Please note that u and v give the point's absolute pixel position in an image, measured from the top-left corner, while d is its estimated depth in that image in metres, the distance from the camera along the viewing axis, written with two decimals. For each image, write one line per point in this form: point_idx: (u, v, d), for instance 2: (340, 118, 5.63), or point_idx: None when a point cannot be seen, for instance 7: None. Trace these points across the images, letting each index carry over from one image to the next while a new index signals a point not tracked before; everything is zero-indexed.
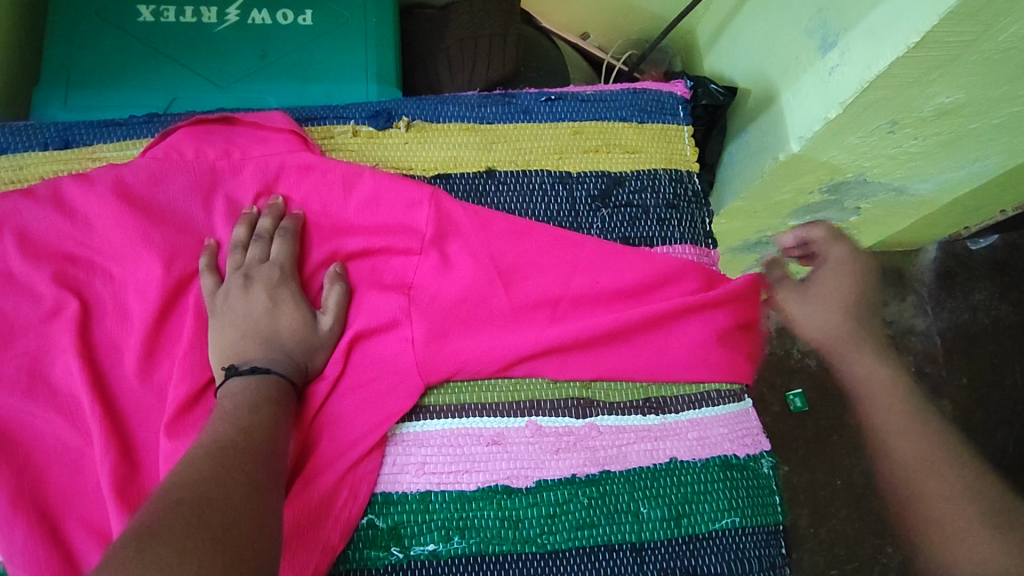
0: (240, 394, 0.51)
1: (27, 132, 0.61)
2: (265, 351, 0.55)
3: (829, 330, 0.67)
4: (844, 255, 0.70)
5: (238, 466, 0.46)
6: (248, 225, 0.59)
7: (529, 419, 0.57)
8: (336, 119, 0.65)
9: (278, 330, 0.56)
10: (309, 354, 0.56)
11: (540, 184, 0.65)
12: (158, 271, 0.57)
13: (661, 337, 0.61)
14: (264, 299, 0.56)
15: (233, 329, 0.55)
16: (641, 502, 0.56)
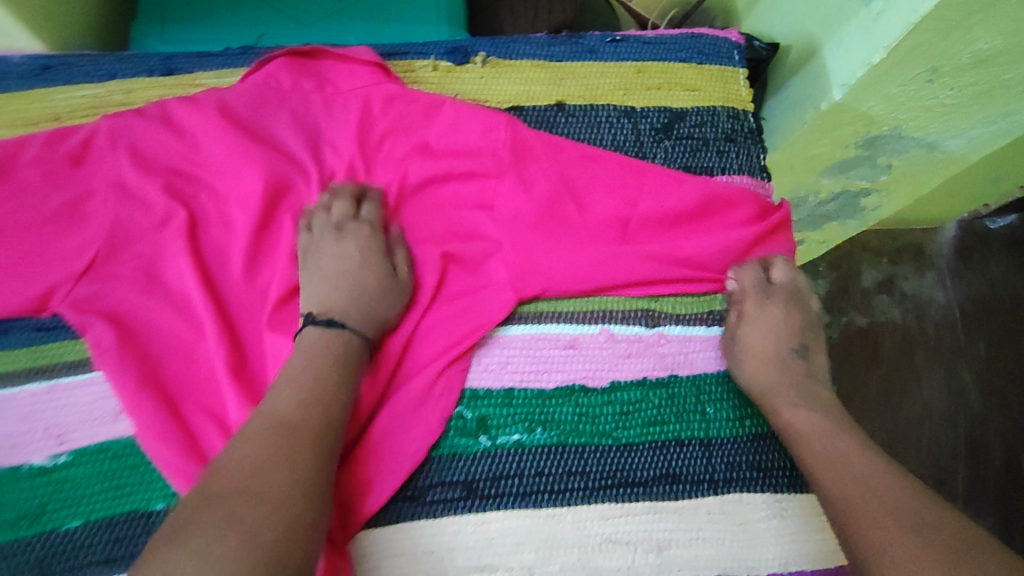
0: (318, 343, 0.54)
1: (132, 61, 0.65)
2: (344, 307, 0.57)
3: (757, 379, 0.60)
4: (785, 289, 0.66)
5: (303, 435, 0.48)
6: (338, 186, 0.62)
7: (602, 326, 0.62)
8: (416, 55, 0.69)
9: (360, 283, 0.58)
10: (387, 308, 0.58)
11: (607, 117, 0.69)
12: (257, 184, 0.60)
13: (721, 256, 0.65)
14: (352, 254, 0.59)
15: (317, 281, 0.58)
16: (708, 403, 0.61)
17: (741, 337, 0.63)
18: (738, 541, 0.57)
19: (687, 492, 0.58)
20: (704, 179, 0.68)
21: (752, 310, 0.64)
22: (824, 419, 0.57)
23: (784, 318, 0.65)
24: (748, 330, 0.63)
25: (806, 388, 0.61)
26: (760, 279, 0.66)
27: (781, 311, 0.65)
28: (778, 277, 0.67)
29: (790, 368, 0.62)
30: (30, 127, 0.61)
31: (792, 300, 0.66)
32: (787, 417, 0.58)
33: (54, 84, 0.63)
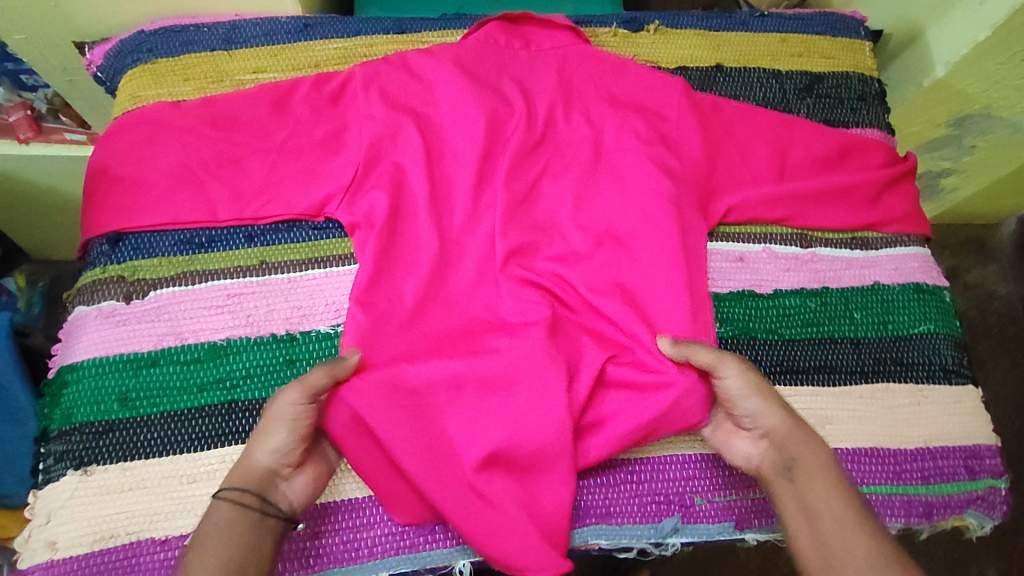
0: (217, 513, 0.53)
1: (370, 22, 0.79)
2: (241, 469, 0.55)
3: (778, 425, 0.60)
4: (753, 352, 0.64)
5: (255, 519, 0.53)
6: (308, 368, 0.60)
7: (765, 245, 0.73)
8: (599, 23, 0.83)
9: (254, 451, 0.56)
10: (269, 451, 0.56)
11: (758, 78, 0.81)
12: (483, 118, 0.72)
13: (862, 194, 0.76)
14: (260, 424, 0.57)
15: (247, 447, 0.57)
16: (855, 309, 0.72)
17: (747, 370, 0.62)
18: (889, 421, 0.67)
19: (843, 379, 0.69)
20: (842, 131, 0.80)
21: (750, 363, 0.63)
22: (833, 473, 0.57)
23: (773, 391, 0.62)
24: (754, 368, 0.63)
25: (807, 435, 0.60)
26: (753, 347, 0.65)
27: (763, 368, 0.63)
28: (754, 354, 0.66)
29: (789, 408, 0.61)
30: (296, 72, 0.75)
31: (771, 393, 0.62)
32: (802, 450, 0.59)
33: (312, 38, 0.77)
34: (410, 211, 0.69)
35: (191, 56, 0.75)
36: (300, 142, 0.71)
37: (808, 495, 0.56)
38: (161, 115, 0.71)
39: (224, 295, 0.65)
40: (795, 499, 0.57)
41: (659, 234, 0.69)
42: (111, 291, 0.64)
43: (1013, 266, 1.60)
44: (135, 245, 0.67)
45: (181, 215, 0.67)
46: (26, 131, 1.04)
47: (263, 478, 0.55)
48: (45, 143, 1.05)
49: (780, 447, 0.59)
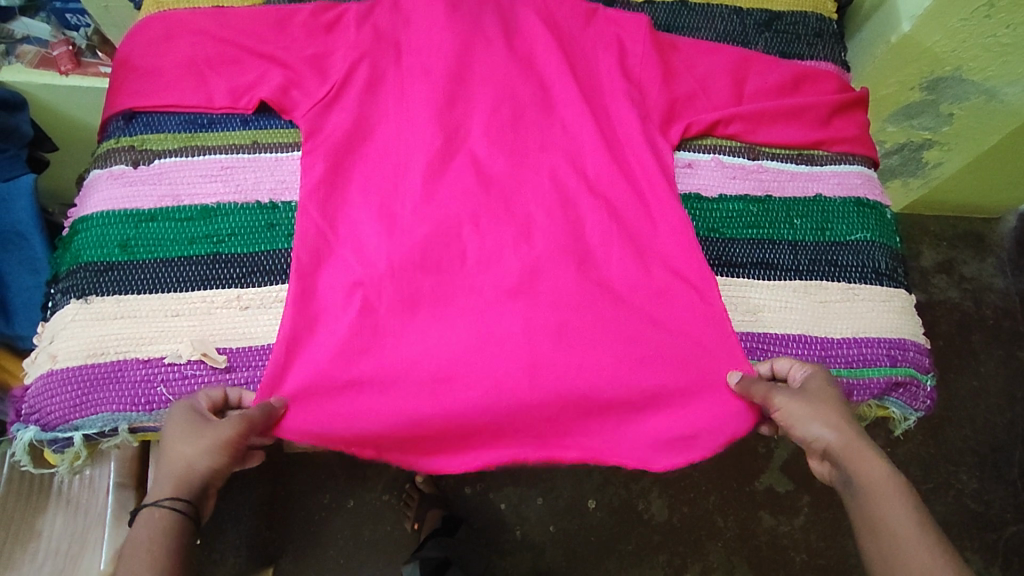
0: (151, 530, 0.54)
1: None
2: (166, 486, 0.56)
3: (841, 430, 0.60)
4: (822, 373, 0.65)
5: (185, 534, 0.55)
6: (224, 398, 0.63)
7: (714, 155, 0.79)
8: None
9: (181, 463, 0.57)
10: (198, 467, 0.57)
11: (720, 13, 0.88)
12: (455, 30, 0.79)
13: (813, 114, 0.81)
14: (182, 438, 0.58)
15: (170, 466, 0.57)
16: (795, 216, 0.77)
17: (810, 388, 0.63)
18: (818, 312, 0.72)
19: (778, 275, 0.73)
20: (797, 61, 0.86)
21: (822, 383, 0.64)
22: (892, 477, 0.58)
23: (840, 407, 0.62)
24: (814, 383, 0.64)
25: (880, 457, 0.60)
26: (818, 368, 0.66)
27: (832, 389, 0.64)
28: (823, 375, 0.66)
29: (854, 422, 0.61)
30: None
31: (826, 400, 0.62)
32: (860, 465, 0.58)
33: None
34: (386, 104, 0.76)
35: None
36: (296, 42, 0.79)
37: (884, 512, 0.56)
38: (178, 18, 0.81)
39: (218, 166, 0.74)
40: (867, 513, 0.57)
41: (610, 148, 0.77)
42: (122, 157, 0.73)
43: (1010, 260, 1.61)
44: (146, 122, 0.76)
45: (186, 99, 0.76)
46: (66, 64, 1.16)
47: (198, 493, 0.57)
48: (81, 76, 1.17)
49: (837, 451, 0.59)
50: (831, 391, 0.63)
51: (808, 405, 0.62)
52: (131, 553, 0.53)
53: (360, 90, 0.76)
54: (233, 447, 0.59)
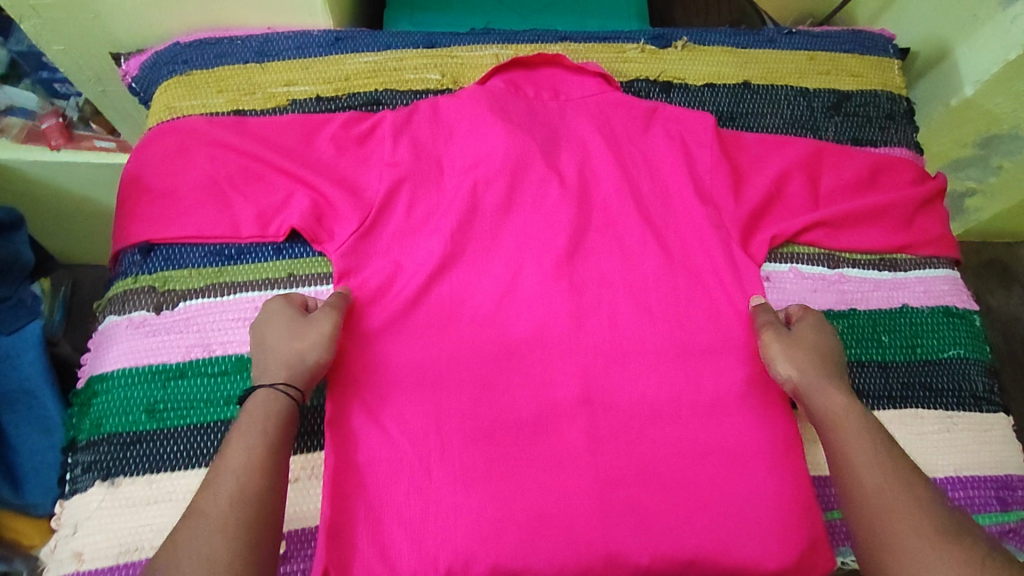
0: (257, 408, 0.57)
1: (402, 36, 0.80)
2: (273, 370, 0.59)
3: (811, 370, 0.62)
4: (813, 320, 0.66)
5: (284, 417, 0.57)
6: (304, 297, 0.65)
7: (791, 265, 0.73)
8: (627, 40, 0.82)
9: (290, 350, 0.59)
10: (305, 360, 0.59)
11: (786, 96, 0.81)
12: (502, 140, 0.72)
13: (892, 217, 0.75)
14: (290, 332, 0.60)
15: (269, 354, 0.60)
16: (883, 332, 0.71)
17: (793, 333, 0.65)
18: (919, 448, 0.66)
19: (871, 404, 0.67)
20: (871, 150, 0.79)
21: (808, 329, 0.65)
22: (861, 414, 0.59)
23: (820, 352, 0.63)
24: (802, 328, 0.65)
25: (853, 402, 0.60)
26: (812, 315, 0.67)
27: (818, 334, 0.65)
28: (819, 322, 0.67)
29: (833, 371, 0.63)
30: (327, 86, 0.77)
31: (817, 341, 0.64)
32: (821, 404, 0.60)
33: (342, 52, 0.78)
34: (431, 230, 0.69)
35: (224, 67, 0.76)
36: (328, 156, 0.71)
37: (840, 442, 0.57)
38: (194, 127, 0.72)
39: (253, 307, 0.66)
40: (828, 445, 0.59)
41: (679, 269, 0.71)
42: (142, 302, 0.65)
43: None
44: (166, 255, 0.67)
45: (214, 226, 0.68)
46: (55, 138, 1.04)
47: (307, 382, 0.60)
48: (70, 151, 1.04)
49: (802, 393, 0.62)
50: (817, 333, 0.65)
51: (788, 342, 0.63)
52: (243, 424, 0.55)
53: (402, 218, 0.69)
54: (325, 338, 0.60)
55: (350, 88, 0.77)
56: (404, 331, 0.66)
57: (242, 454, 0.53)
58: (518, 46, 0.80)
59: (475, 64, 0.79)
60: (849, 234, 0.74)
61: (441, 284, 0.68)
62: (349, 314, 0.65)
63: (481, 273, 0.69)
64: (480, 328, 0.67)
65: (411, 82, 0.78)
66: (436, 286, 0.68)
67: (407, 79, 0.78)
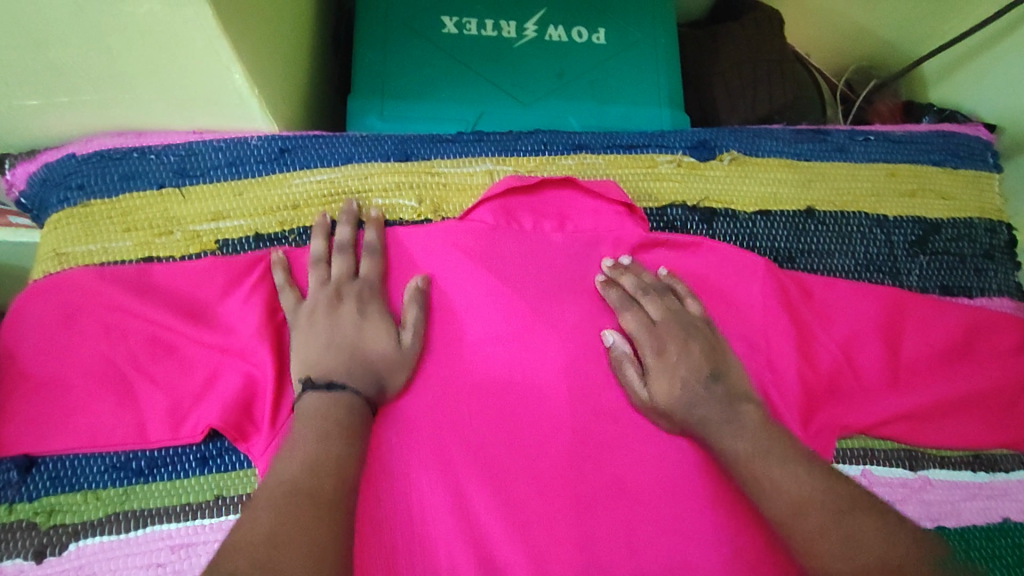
0: (324, 407, 0.48)
1: (368, 142, 0.62)
2: (334, 362, 0.50)
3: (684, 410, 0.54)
4: (653, 351, 0.56)
5: (359, 411, 0.49)
6: (324, 236, 0.57)
7: (864, 468, 0.57)
8: (657, 148, 0.64)
9: (359, 338, 0.52)
10: (384, 378, 0.52)
11: (859, 227, 0.64)
12: (495, 309, 0.57)
13: (982, 403, 0.60)
14: (356, 314, 0.53)
15: (322, 342, 0.51)
16: (980, 561, 0.55)
17: (654, 399, 0.55)
18: None
19: None
20: (964, 303, 0.63)
21: (651, 357, 0.55)
22: (757, 437, 0.51)
23: (682, 388, 0.54)
24: (651, 382, 0.55)
25: (733, 415, 0.52)
26: (643, 338, 0.56)
27: (664, 368, 0.55)
28: (652, 314, 0.57)
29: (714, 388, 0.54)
30: (268, 218, 0.59)
31: (668, 369, 0.55)
32: (711, 438, 0.52)
33: (289, 168, 0.61)
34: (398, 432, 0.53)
35: (132, 195, 0.58)
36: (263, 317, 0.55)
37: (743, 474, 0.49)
38: (88, 286, 0.55)
39: (167, 548, 0.50)
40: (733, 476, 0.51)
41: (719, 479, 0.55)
42: (19, 543, 0.50)
43: None
44: (54, 474, 0.52)
45: (114, 429, 0.52)
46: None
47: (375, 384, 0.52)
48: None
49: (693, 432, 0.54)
50: (666, 367, 0.55)
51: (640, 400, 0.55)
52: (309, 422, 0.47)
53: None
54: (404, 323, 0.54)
55: (298, 220, 0.59)
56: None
57: (311, 454, 0.44)
58: (518, 159, 0.63)
59: (461, 185, 0.62)
60: (930, 425, 0.59)
61: (403, 509, 0.51)
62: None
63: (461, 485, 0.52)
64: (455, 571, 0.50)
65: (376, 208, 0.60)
66: (397, 510, 0.51)
67: (372, 204, 0.60)
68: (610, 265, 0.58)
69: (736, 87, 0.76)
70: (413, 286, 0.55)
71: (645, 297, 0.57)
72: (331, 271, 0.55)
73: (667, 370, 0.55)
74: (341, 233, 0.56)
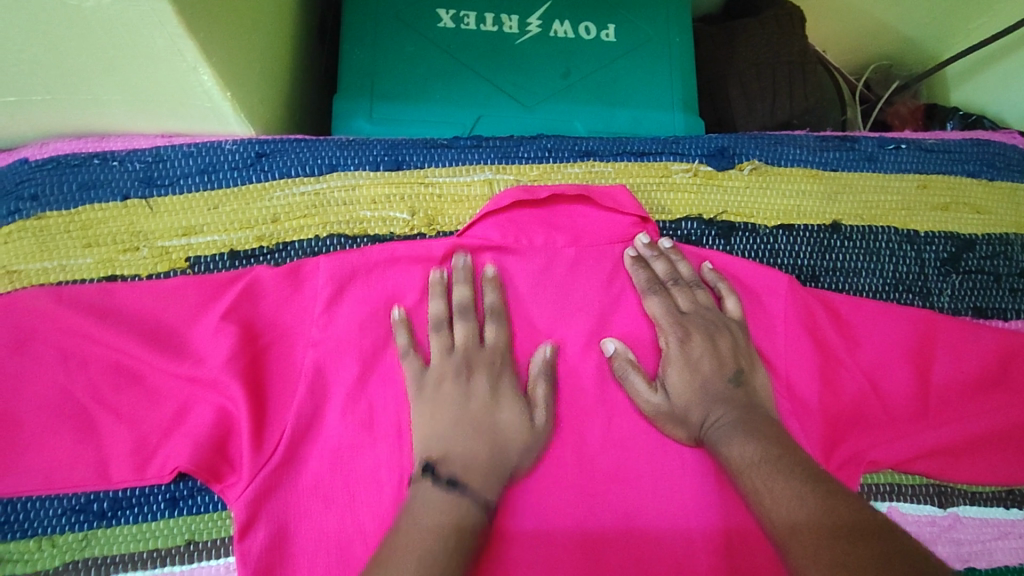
0: (453, 506, 0.44)
1: (355, 148, 0.57)
2: (477, 472, 0.46)
3: (699, 415, 0.50)
4: (675, 334, 0.52)
5: (474, 517, 0.45)
6: (442, 296, 0.52)
7: (890, 504, 0.54)
8: (673, 156, 0.59)
9: (490, 439, 0.48)
10: (522, 461, 0.49)
11: (888, 244, 0.59)
12: (496, 333, 0.52)
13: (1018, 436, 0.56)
14: (485, 396, 0.50)
15: (451, 432, 0.48)
16: None
17: (671, 395, 0.51)
18: None
19: None
20: (1000, 326, 0.58)
21: (677, 349, 0.51)
22: (773, 455, 0.45)
23: (705, 382, 0.50)
24: (668, 374, 0.51)
25: (751, 422, 0.48)
26: (664, 320, 0.52)
27: (685, 354, 0.51)
28: (681, 304, 0.53)
29: (737, 393, 0.50)
30: (245, 232, 0.53)
31: (690, 360, 0.51)
32: (722, 453, 0.47)
33: (269, 175, 0.55)
34: (382, 481, 0.48)
35: (93, 206, 0.53)
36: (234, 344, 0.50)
37: (754, 499, 0.44)
38: (39, 309, 0.49)
39: None
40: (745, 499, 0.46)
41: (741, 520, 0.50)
42: None
43: None
44: (5, 518, 0.47)
45: (69, 469, 0.47)
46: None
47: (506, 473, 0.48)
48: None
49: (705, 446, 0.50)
50: (692, 355, 0.51)
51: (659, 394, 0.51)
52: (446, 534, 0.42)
53: (337, 437, 0.49)
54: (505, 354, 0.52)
55: (279, 235, 0.54)
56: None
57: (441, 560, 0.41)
58: (521, 167, 0.58)
59: (458, 196, 0.56)
60: (964, 460, 0.54)
61: None
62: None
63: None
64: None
65: (366, 221, 0.55)
66: None
67: (360, 217, 0.55)
68: (645, 243, 0.55)
69: (753, 89, 0.71)
70: (540, 356, 0.52)
71: (675, 285, 0.54)
72: (471, 325, 0.51)
73: (690, 358, 0.51)
74: (461, 293, 0.52)
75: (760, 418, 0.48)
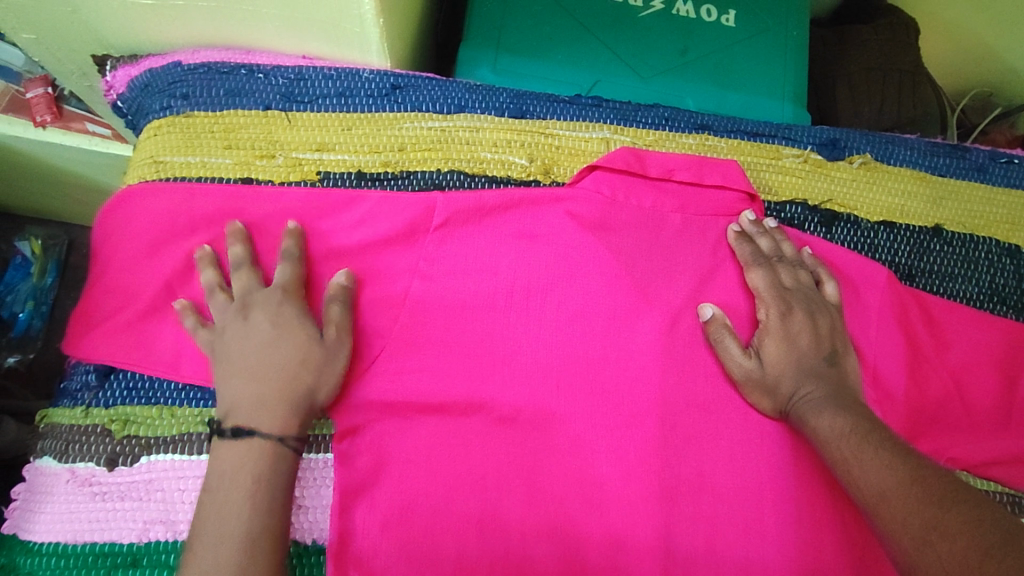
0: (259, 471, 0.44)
1: (482, 93, 0.59)
2: (248, 403, 0.45)
3: (790, 388, 0.51)
4: (776, 308, 0.53)
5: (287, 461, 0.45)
6: (215, 266, 0.51)
7: None
8: (784, 140, 0.61)
9: (269, 355, 0.46)
10: (315, 376, 0.47)
11: (987, 254, 0.59)
12: (597, 281, 0.54)
13: None
14: (267, 324, 0.47)
15: (240, 377, 0.46)
16: None
17: (764, 365, 0.52)
18: None
19: None
20: None
21: (776, 321, 0.53)
22: (865, 428, 0.46)
23: (798, 357, 0.52)
24: (764, 344, 0.52)
25: (842, 399, 0.49)
26: (767, 294, 0.54)
27: (784, 328, 0.53)
28: (785, 279, 0.54)
29: (828, 372, 0.51)
30: (373, 156, 0.56)
31: (787, 334, 0.52)
32: (810, 425, 0.49)
33: (401, 106, 0.58)
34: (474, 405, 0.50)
35: (237, 112, 0.56)
36: (353, 256, 0.53)
37: (841, 470, 0.46)
38: (184, 199, 0.53)
39: None
40: (830, 470, 0.47)
41: (817, 496, 0.51)
42: (92, 448, 0.48)
43: None
44: (131, 384, 0.50)
45: (193, 348, 0.50)
46: (41, 113, 0.71)
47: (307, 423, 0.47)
48: (61, 130, 0.72)
49: (790, 419, 0.51)
50: (789, 329, 0.53)
51: (752, 360, 0.52)
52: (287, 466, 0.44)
53: (438, 356, 0.51)
54: (281, 324, 0.48)
55: (404, 163, 0.56)
56: (416, 547, 0.47)
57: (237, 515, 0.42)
58: (636, 131, 0.60)
59: (575, 150, 0.59)
60: None
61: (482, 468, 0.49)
62: (357, 494, 0.48)
63: (538, 462, 0.50)
64: (526, 545, 0.48)
65: (486, 162, 0.57)
66: (477, 472, 0.49)
67: (480, 157, 0.57)
68: (751, 219, 0.56)
69: (863, 93, 0.72)
70: (335, 282, 0.51)
71: (779, 261, 0.55)
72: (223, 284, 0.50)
73: (787, 332, 0.53)
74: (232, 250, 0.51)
75: (852, 396, 0.50)
